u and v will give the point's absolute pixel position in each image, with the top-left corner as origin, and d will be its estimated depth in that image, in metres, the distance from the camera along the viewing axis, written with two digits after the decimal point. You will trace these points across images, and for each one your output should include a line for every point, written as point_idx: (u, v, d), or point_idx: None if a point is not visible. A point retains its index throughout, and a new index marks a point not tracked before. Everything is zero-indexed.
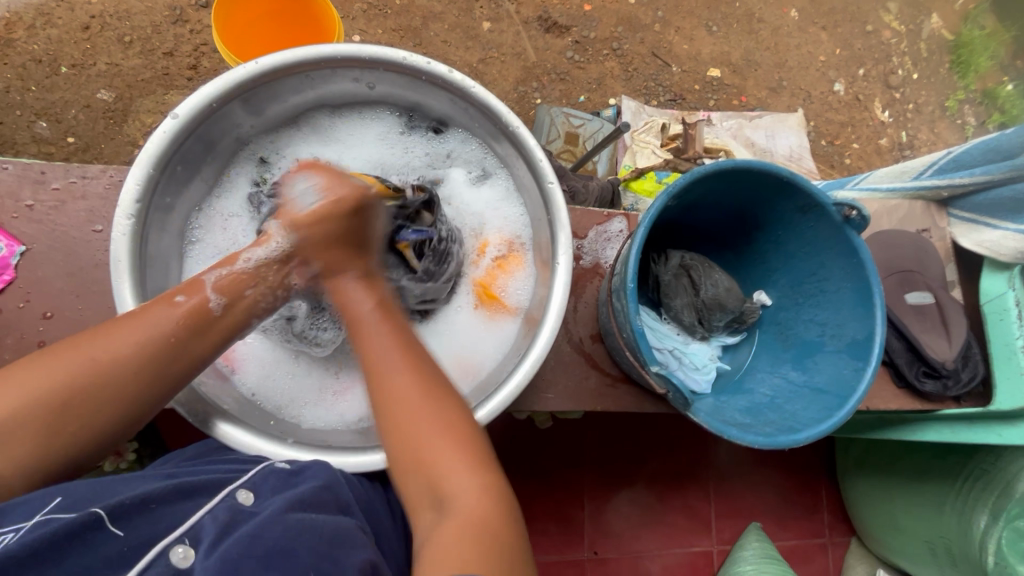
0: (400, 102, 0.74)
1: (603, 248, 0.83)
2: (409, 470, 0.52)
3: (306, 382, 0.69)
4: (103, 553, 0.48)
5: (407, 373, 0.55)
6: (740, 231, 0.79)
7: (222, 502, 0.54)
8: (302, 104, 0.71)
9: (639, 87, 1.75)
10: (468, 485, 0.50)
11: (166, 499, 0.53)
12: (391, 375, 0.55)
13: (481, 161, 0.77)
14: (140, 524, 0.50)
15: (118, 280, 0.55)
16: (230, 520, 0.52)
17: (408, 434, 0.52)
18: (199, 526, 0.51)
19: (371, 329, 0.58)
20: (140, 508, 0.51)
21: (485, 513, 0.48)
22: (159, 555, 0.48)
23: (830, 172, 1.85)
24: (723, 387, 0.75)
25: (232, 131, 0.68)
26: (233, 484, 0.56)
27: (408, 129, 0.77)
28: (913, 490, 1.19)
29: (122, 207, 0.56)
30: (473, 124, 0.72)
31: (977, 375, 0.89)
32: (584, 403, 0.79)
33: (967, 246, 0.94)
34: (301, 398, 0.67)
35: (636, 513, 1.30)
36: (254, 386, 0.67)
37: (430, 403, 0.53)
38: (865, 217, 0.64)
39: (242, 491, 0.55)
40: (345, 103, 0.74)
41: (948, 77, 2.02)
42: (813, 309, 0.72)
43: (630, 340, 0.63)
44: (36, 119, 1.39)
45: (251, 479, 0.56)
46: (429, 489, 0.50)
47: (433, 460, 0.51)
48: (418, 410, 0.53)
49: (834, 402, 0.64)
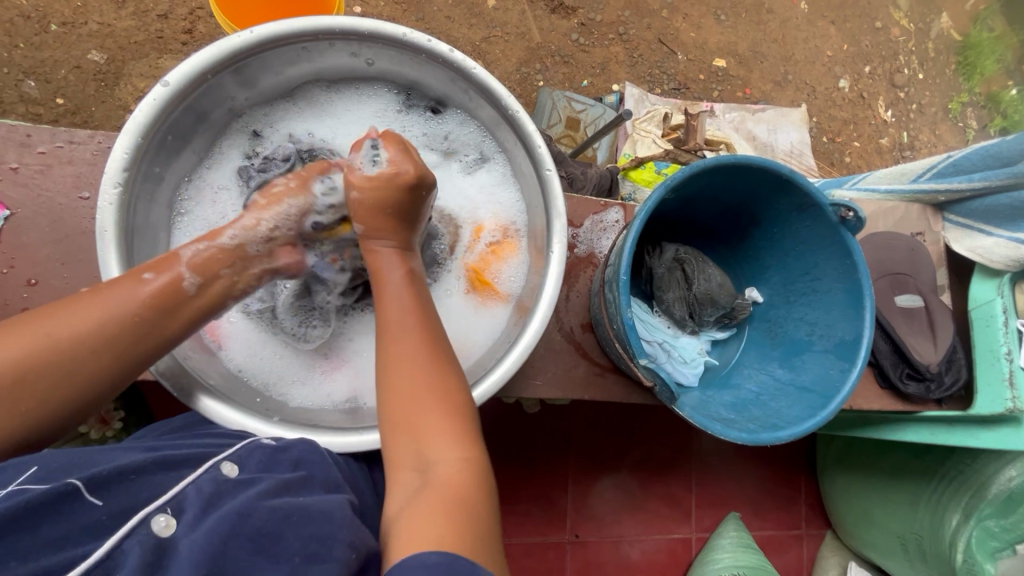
0: (398, 80, 0.73)
1: (598, 238, 0.83)
2: (398, 429, 0.53)
3: (291, 364, 0.68)
4: (79, 522, 0.46)
5: (422, 339, 0.56)
6: (735, 227, 0.78)
7: (205, 474, 0.52)
8: (298, 76, 0.70)
9: (644, 74, 1.72)
10: (450, 460, 0.50)
11: (147, 469, 0.51)
12: (406, 336, 0.56)
13: (479, 145, 0.75)
14: (121, 493, 0.49)
15: (102, 251, 0.54)
16: (214, 494, 0.50)
17: (409, 399, 0.53)
18: (182, 496, 0.50)
19: (389, 284, 0.58)
20: (120, 477, 0.50)
21: (462, 489, 0.48)
22: (140, 524, 0.46)
23: (830, 170, 1.84)
24: (710, 381, 0.76)
25: (225, 102, 0.66)
26: (215, 458, 0.54)
27: (406, 108, 0.76)
28: (889, 487, 1.21)
29: (109, 175, 0.54)
30: (474, 106, 0.71)
31: (960, 379, 0.90)
32: (572, 391, 0.79)
33: (960, 251, 0.94)
34: (289, 377, 0.67)
35: (619, 499, 1.32)
36: (241, 363, 0.66)
37: (433, 368, 0.54)
38: (862, 219, 0.63)
39: (227, 463, 0.54)
40: (342, 78, 0.73)
41: (953, 78, 2.01)
42: (803, 308, 0.73)
43: (620, 332, 0.63)
44: (24, 77, 1.35)
45: (235, 453, 0.55)
46: (416, 454, 0.51)
47: (424, 430, 0.52)
48: (423, 377, 0.54)
49: (818, 402, 0.65)
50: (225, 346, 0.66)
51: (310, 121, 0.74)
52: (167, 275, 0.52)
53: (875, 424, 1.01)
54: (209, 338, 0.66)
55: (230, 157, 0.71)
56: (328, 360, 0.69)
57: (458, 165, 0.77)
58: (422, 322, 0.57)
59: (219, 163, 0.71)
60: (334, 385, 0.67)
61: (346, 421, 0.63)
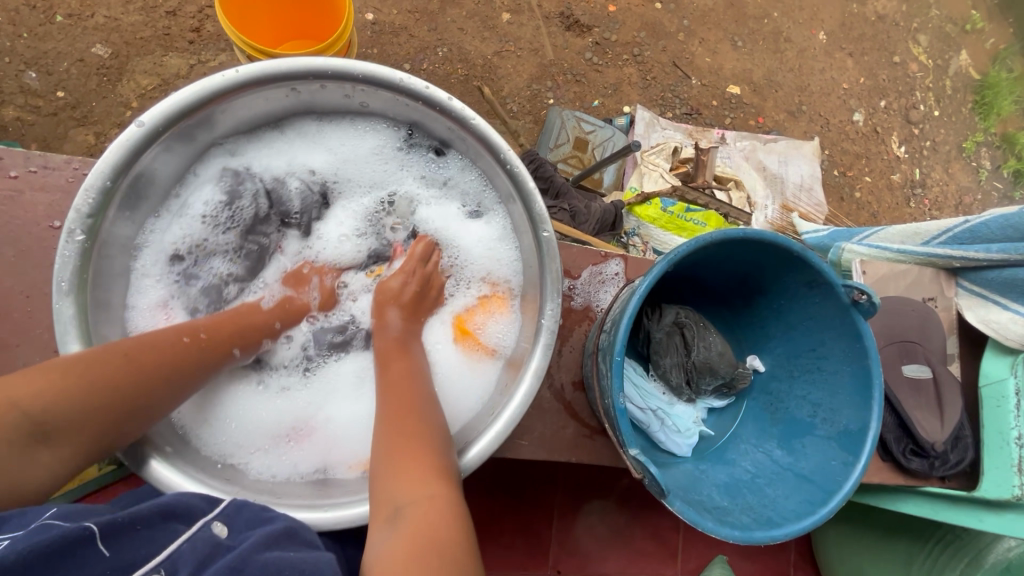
0: (398, 121, 0.69)
1: (596, 292, 0.79)
2: (377, 475, 0.53)
3: (264, 424, 0.66)
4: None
5: (404, 396, 0.59)
6: (740, 291, 0.75)
7: (200, 531, 0.49)
8: (291, 109, 0.66)
9: (656, 97, 1.68)
10: (425, 499, 0.49)
11: (147, 521, 0.48)
12: (398, 393, 0.60)
13: (477, 193, 0.72)
14: (125, 547, 0.47)
15: (59, 302, 0.51)
16: (209, 554, 0.48)
17: (389, 445, 0.54)
18: (178, 555, 0.48)
19: (389, 357, 0.64)
20: (122, 531, 0.47)
21: (437, 529, 0.47)
22: None
23: (839, 206, 1.79)
24: (704, 454, 0.72)
25: (209, 131, 0.62)
26: (205, 516, 0.51)
27: (408, 146, 0.72)
28: (879, 547, 1.16)
29: (71, 221, 0.51)
30: (475, 155, 0.67)
31: (966, 458, 0.86)
32: (559, 453, 0.75)
33: (972, 321, 0.90)
34: (250, 445, 0.64)
35: (606, 534, 1.25)
36: (198, 426, 0.63)
37: (410, 414, 0.57)
38: (875, 303, 0.60)
39: (217, 522, 0.51)
40: (339, 114, 0.69)
41: (969, 117, 1.97)
42: (808, 386, 0.69)
43: (610, 411, 0.60)
44: (25, 68, 1.31)
45: (224, 511, 0.52)
46: (391, 497, 0.50)
47: (397, 469, 0.52)
48: (403, 424, 0.56)
49: (818, 495, 0.61)
50: (187, 405, 0.63)
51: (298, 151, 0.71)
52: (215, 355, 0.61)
53: (873, 491, 0.97)
54: None
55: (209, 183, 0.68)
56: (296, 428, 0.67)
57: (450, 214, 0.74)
58: (411, 384, 0.61)
59: (194, 186, 0.67)
60: (302, 451, 0.65)
61: (314, 490, 0.60)
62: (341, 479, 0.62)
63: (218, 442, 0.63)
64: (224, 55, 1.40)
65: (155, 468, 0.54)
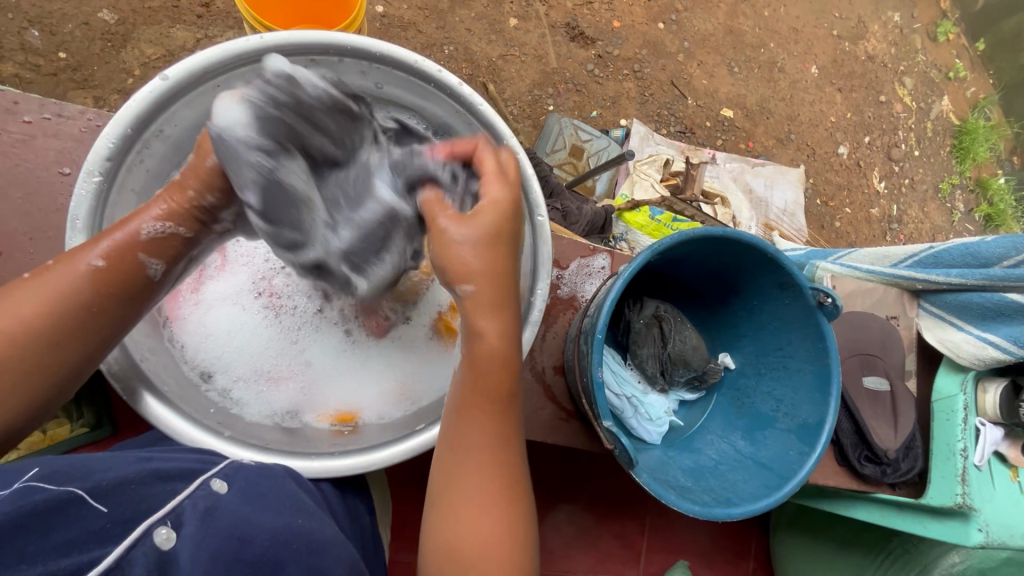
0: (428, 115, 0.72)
1: (582, 282, 0.82)
2: (446, 549, 0.53)
3: (250, 326, 0.69)
4: (86, 527, 0.47)
5: (496, 471, 0.54)
6: (717, 291, 0.80)
7: (198, 489, 0.53)
8: None
9: (652, 113, 1.74)
10: None
11: (146, 480, 0.52)
12: (479, 468, 0.54)
13: None
14: (123, 502, 0.50)
15: (71, 238, 0.54)
16: (209, 509, 0.52)
17: (460, 535, 0.53)
18: (180, 510, 0.51)
19: (486, 412, 0.54)
20: (119, 487, 0.51)
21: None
22: (143, 534, 0.48)
23: (818, 233, 1.86)
24: (671, 442, 0.77)
25: None
26: (206, 473, 0.55)
27: None
28: (834, 557, 1.19)
29: (91, 162, 0.54)
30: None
31: (915, 467, 0.91)
32: (536, 434, 0.78)
33: (930, 340, 0.96)
34: (237, 374, 0.67)
35: (572, 532, 1.26)
36: (198, 345, 0.66)
37: (497, 502, 0.54)
38: (838, 306, 0.65)
39: (216, 480, 0.54)
40: None
41: (946, 159, 2.08)
42: (772, 383, 0.74)
43: (588, 387, 0.64)
44: (28, 26, 1.31)
45: (223, 470, 0.55)
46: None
47: (470, 558, 0.52)
48: (479, 508, 0.53)
49: (774, 481, 0.66)
50: (197, 308, 0.68)
51: None
52: (124, 235, 0.52)
53: (829, 497, 1.02)
54: (165, 317, 0.65)
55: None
56: (281, 365, 0.69)
57: None
58: (498, 448, 0.55)
59: None
60: (278, 397, 0.67)
61: (292, 440, 0.63)
62: (309, 431, 0.65)
63: (211, 360, 0.66)
64: (232, 32, 1.42)
65: (162, 416, 0.57)
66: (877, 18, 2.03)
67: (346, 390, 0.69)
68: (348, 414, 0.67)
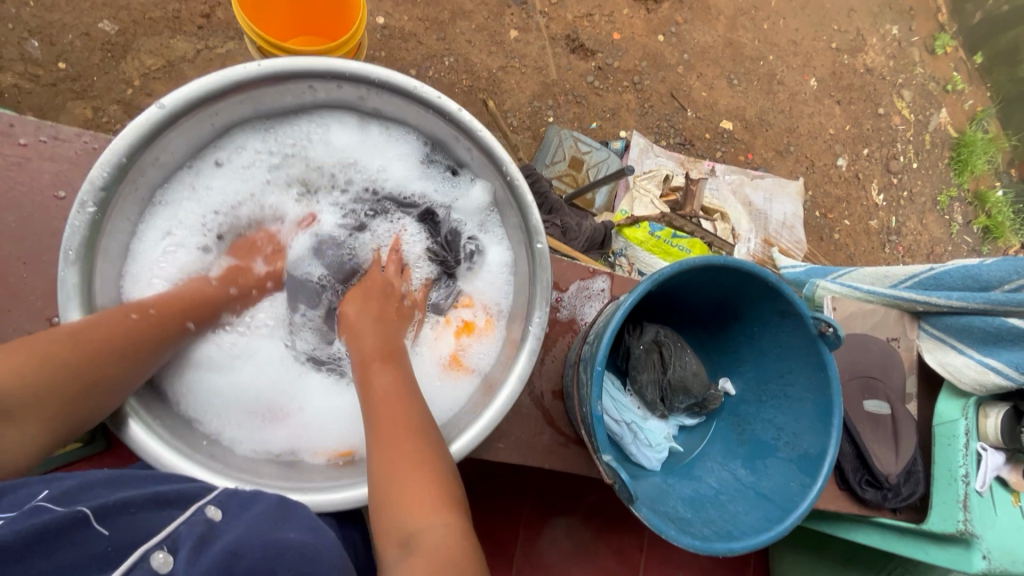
0: (427, 135, 0.71)
1: (582, 306, 0.82)
2: (380, 497, 0.51)
3: (233, 368, 0.70)
4: (87, 551, 0.46)
5: (399, 412, 0.57)
6: (717, 315, 0.79)
7: (195, 515, 0.52)
8: (327, 105, 0.68)
9: (652, 125, 1.74)
10: (435, 526, 0.49)
11: (148, 503, 0.51)
12: (386, 416, 0.56)
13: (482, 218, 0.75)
14: (125, 525, 0.48)
15: (63, 270, 0.53)
16: (207, 532, 0.50)
17: (388, 476, 0.52)
18: (177, 535, 0.50)
19: (374, 377, 0.61)
20: (121, 509, 0.49)
21: (453, 555, 0.46)
22: (141, 559, 0.47)
23: (818, 244, 1.86)
24: (672, 468, 0.76)
25: (250, 106, 0.63)
26: (203, 500, 0.54)
27: (428, 161, 0.75)
28: None
29: (85, 193, 0.53)
30: (487, 177, 0.69)
31: (916, 492, 0.90)
32: (534, 458, 0.78)
33: (930, 363, 0.96)
34: (230, 415, 0.67)
35: (570, 549, 1.25)
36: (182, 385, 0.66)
37: (409, 437, 0.54)
38: (839, 337, 0.64)
39: (211, 507, 0.53)
40: (371, 118, 0.71)
41: (945, 172, 2.08)
42: (773, 410, 0.74)
43: (587, 418, 0.63)
44: (28, 36, 1.31)
45: (218, 498, 0.54)
46: (397, 521, 0.49)
47: (403, 495, 0.50)
48: (397, 444, 0.54)
49: (775, 513, 0.66)
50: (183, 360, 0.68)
51: (322, 147, 0.73)
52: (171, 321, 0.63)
53: (831, 520, 1.01)
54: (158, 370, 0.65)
55: (225, 156, 0.69)
56: (275, 407, 0.69)
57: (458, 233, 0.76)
58: (403, 399, 0.58)
59: (218, 152, 0.68)
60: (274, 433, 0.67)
61: (287, 473, 0.63)
62: (307, 467, 0.64)
63: (201, 399, 0.66)
64: (232, 43, 1.42)
65: (153, 451, 0.56)
66: (876, 31, 2.04)
67: (343, 430, 0.69)
68: (348, 447, 0.67)
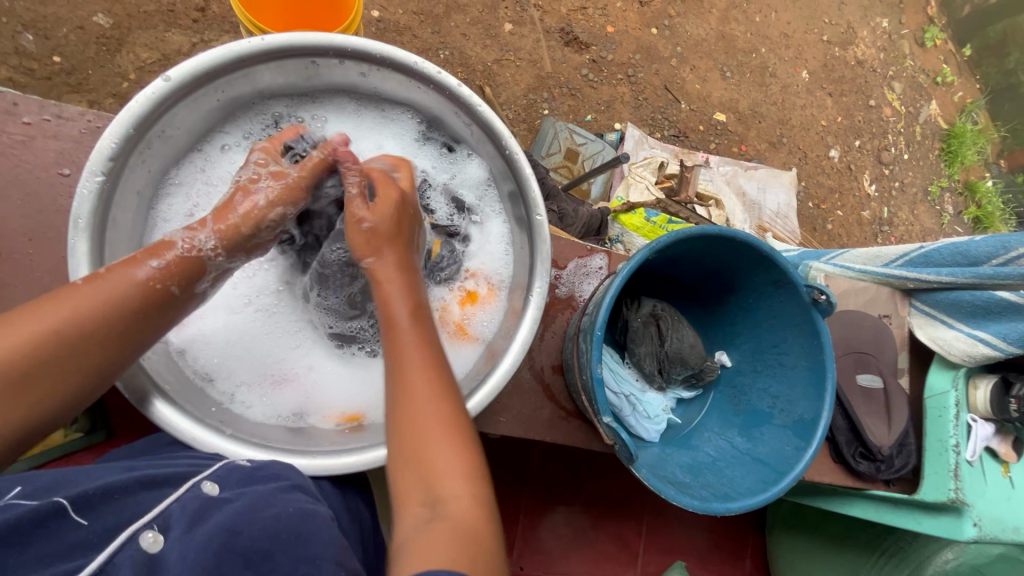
0: (423, 112, 0.73)
1: (580, 282, 0.83)
2: (402, 465, 0.51)
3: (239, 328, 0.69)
4: (68, 540, 0.48)
5: (428, 366, 0.55)
6: (714, 288, 0.81)
7: (188, 491, 0.53)
8: (327, 84, 0.69)
9: (646, 118, 1.76)
10: (463, 494, 0.49)
11: (135, 486, 0.53)
12: (411, 377, 0.54)
13: (480, 193, 0.76)
14: (108, 512, 0.50)
15: (73, 238, 0.54)
16: (198, 511, 0.52)
17: (416, 439, 0.51)
18: (167, 514, 0.52)
19: (399, 329, 0.56)
20: (106, 495, 0.51)
21: (475, 523, 0.47)
22: (128, 540, 0.49)
23: (811, 235, 1.88)
24: (670, 439, 0.77)
25: (250, 83, 0.64)
26: (197, 476, 0.55)
27: (424, 138, 0.76)
28: (831, 555, 1.19)
29: (93, 163, 0.54)
30: (487, 154, 0.70)
31: (909, 463, 0.93)
32: (535, 432, 0.79)
33: (921, 338, 0.98)
34: (239, 381, 0.67)
35: (569, 534, 1.26)
36: (186, 343, 0.66)
37: (435, 400, 0.53)
38: (832, 303, 0.67)
39: (208, 482, 0.54)
40: (369, 97, 0.72)
41: (935, 163, 2.11)
42: (768, 379, 0.75)
43: (587, 384, 0.65)
44: (22, 30, 1.30)
45: (214, 472, 0.55)
46: (424, 487, 0.49)
47: (427, 461, 0.50)
48: (426, 409, 0.52)
49: (771, 476, 0.68)
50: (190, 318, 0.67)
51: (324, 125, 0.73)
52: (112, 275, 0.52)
53: (825, 496, 1.03)
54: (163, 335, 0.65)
55: (232, 142, 0.70)
56: (281, 370, 0.69)
57: (459, 206, 0.77)
58: (427, 354, 0.55)
59: (226, 134, 0.69)
60: (281, 400, 0.67)
61: (293, 440, 0.63)
62: (316, 433, 0.65)
63: (213, 365, 0.66)
64: (228, 37, 1.43)
65: (165, 415, 0.57)
66: (867, 24, 2.06)
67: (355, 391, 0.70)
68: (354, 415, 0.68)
